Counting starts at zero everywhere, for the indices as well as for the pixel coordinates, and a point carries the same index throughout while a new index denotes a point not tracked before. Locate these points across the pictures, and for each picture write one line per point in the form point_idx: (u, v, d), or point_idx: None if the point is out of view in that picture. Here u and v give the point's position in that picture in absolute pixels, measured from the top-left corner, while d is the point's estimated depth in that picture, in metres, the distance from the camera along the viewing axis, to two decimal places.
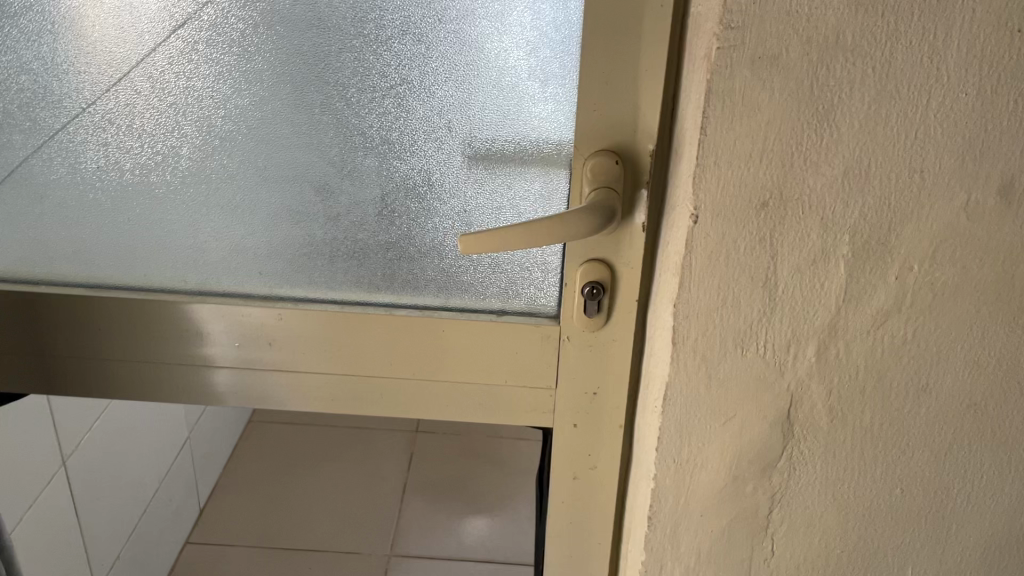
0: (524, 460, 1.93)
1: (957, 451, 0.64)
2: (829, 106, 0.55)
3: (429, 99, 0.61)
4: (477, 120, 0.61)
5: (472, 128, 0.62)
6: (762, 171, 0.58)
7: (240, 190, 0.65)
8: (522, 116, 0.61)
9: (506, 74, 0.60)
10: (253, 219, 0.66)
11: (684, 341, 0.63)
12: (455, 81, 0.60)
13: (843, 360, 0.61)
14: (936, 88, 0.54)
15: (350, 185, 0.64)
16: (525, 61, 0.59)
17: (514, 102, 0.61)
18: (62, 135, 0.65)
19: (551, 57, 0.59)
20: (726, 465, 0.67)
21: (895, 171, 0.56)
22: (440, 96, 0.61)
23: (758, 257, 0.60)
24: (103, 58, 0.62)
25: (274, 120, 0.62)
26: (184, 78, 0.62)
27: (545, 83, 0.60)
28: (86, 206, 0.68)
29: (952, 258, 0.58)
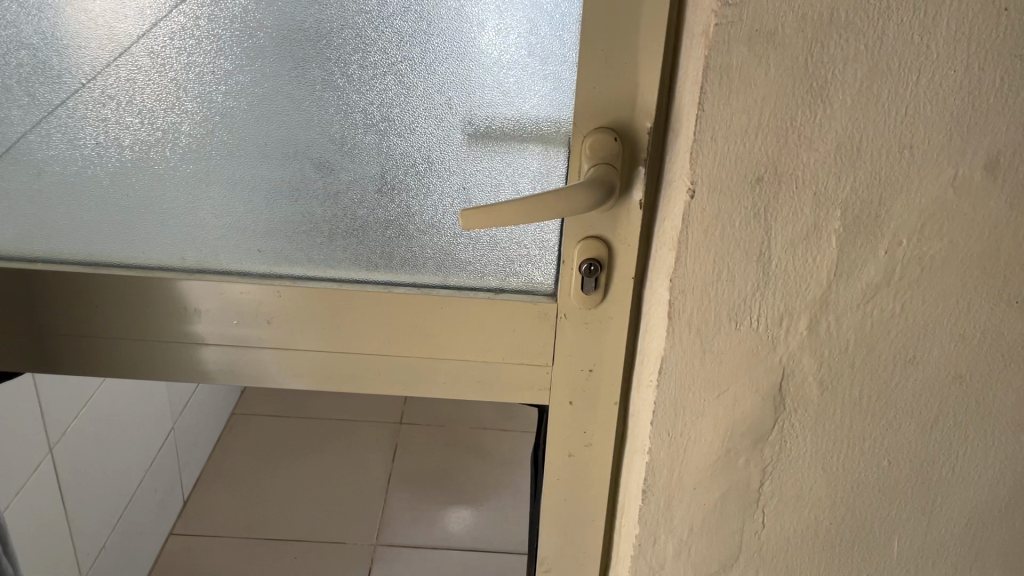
0: (508, 449, 1.88)
1: (942, 422, 0.68)
2: (823, 83, 0.57)
3: (430, 76, 0.62)
4: (476, 98, 0.63)
5: (471, 106, 0.63)
6: (758, 147, 0.59)
7: (239, 167, 0.66)
8: (521, 94, 0.63)
9: (506, 52, 0.61)
10: (252, 197, 0.68)
11: (679, 316, 0.65)
12: (457, 58, 0.62)
13: (834, 333, 0.65)
14: (926, 64, 0.56)
15: (351, 162, 0.66)
16: (525, 39, 0.61)
17: (514, 80, 0.62)
18: (61, 110, 0.66)
19: (551, 34, 0.61)
20: (720, 438, 0.69)
21: (886, 146, 0.59)
22: (441, 73, 0.62)
23: (752, 232, 0.62)
24: (103, 33, 0.63)
25: (274, 97, 0.64)
26: (185, 54, 0.63)
27: (544, 62, 0.62)
28: (85, 182, 0.69)
29: (940, 232, 0.61)
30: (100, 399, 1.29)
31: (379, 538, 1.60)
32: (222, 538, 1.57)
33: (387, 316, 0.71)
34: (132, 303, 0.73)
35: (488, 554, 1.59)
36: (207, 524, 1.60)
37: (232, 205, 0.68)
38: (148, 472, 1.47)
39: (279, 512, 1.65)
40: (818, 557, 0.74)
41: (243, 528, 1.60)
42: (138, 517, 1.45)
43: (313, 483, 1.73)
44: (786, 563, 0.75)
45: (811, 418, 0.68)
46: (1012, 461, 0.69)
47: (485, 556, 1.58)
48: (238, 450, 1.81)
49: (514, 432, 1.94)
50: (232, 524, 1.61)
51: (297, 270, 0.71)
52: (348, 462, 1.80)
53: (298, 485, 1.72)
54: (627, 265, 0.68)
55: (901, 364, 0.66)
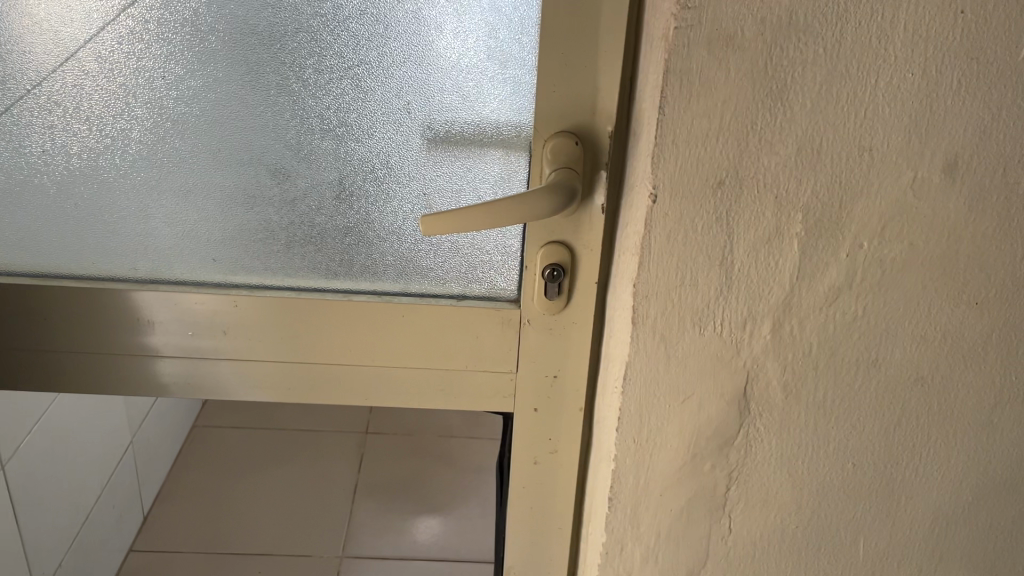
0: (478, 457, 1.87)
1: (905, 424, 0.68)
2: (783, 86, 0.57)
3: (387, 80, 0.61)
4: (435, 102, 0.62)
5: (430, 111, 0.62)
6: (718, 151, 0.58)
7: (193, 174, 0.65)
8: (481, 99, 0.62)
9: (465, 55, 0.61)
10: (206, 204, 0.66)
11: (643, 321, 0.64)
12: (415, 62, 0.61)
13: (797, 337, 0.64)
14: (885, 67, 0.56)
15: (308, 169, 0.64)
16: (484, 42, 0.60)
17: (473, 84, 0.62)
18: (5, 118, 0.64)
19: (510, 38, 0.60)
20: (686, 443, 0.69)
21: (846, 149, 0.59)
22: (398, 77, 0.61)
23: (715, 236, 0.61)
24: (48, 37, 0.61)
25: (228, 102, 0.62)
26: (134, 58, 0.61)
27: (503, 66, 0.61)
28: (31, 191, 0.66)
29: (900, 234, 0.61)
30: (56, 411, 1.26)
31: (346, 550, 1.58)
32: (184, 553, 1.54)
33: (347, 323, 0.70)
34: (82, 315, 0.71)
35: (455, 563, 1.57)
36: (168, 539, 1.57)
37: (185, 213, 0.66)
38: (105, 487, 1.44)
39: (242, 525, 1.62)
40: (785, 561, 0.74)
41: (205, 543, 1.56)
42: (96, 531, 1.41)
43: (277, 495, 1.70)
44: (753, 567, 0.74)
45: (775, 422, 0.68)
46: (974, 462, 0.70)
47: (453, 566, 1.57)
48: (200, 462, 1.78)
49: (482, 440, 1.93)
50: (193, 539, 1.57)
51: (255, 280, 0.70)
52: (313, 473, 1.78)
53: (262, 497, 1.69)
54: (591, 270, 0.67)
55: (864, 366, 0.66)
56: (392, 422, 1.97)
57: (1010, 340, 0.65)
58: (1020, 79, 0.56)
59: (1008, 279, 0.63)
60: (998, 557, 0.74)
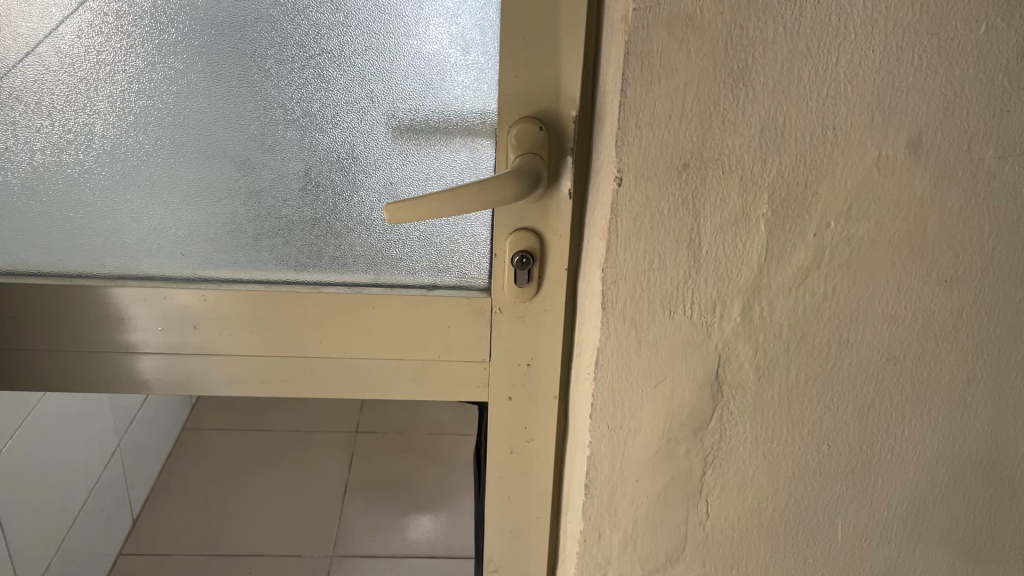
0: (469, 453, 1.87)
1: (878, 404, 0.68)
2: (744, 66, 0.57)
3: (349, 69, 0.61)
4: (398, 90, 0.62)
5: (394, 99, 0.62)
6: (682, 132, 0.58)
7: (157, 167, 0.64)
8: (444, 85, 0.62)
9: (426, 42, 0.60)
10: (172, 198, 0.66)
11: (613, 306, 0.64)
12: (376, 50, 0.61)
13: (767, 318, 0.64)
14: (845, 44, 0.56)
15: (273, 160, 0.64)
16: (446, 28, 0.60)
17: (436, 70, 0.61)
18: None
19: (472, 24, 0.60)
20: (660, 429, 0.68)
21: (809, 128, 0.59)
22: (360, 65, 0.61)
23: (681, 218, 0.61)
24: (8, 33, 0.61)
25: (190, 94, 0.62)
26: (94, 52, 0.61)
27: (466, 51, 0.61)
28: None
29: (867, 213, 0.61)
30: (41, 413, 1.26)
31: (336, 549, 1.58)
32: (174, 556, 1.53)
33: (319, 316, 0.70)
34: (52, 312, 0.70)
35: (446, 561, 1.57)
36: (158, 542, 1.56)
37: (151, 208, 0.66)
38: (93, 490, 1.44)
39: (232, 527, 1.61)
40: (763, 545, 0.74)
41: (195, 545, 1.56)
42: (85, 533, 1.41)
43: (267, 496, 1.70)
44: (731, 553, 0.74)
45: (749, 405, 0.68)
46: (950, 441, 0.69)
47: (445, 564, 1.56)
48: (190, 465, 1.77)
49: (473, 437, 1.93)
50: (184, 541, 1.57)
51: (224, 274, 0.69)
52: (303, 474, 1.77)
53: (252, 498, 1.69)
54: (561, 257, 0.67)
55: (835, 347, 0.66)
56: (382, 421, 1.97)
57: (982, 317, 0.65)
58: (980, 54, 0.57)
59: (978, 255, 0.63)
60: (980, 537, 0.73)
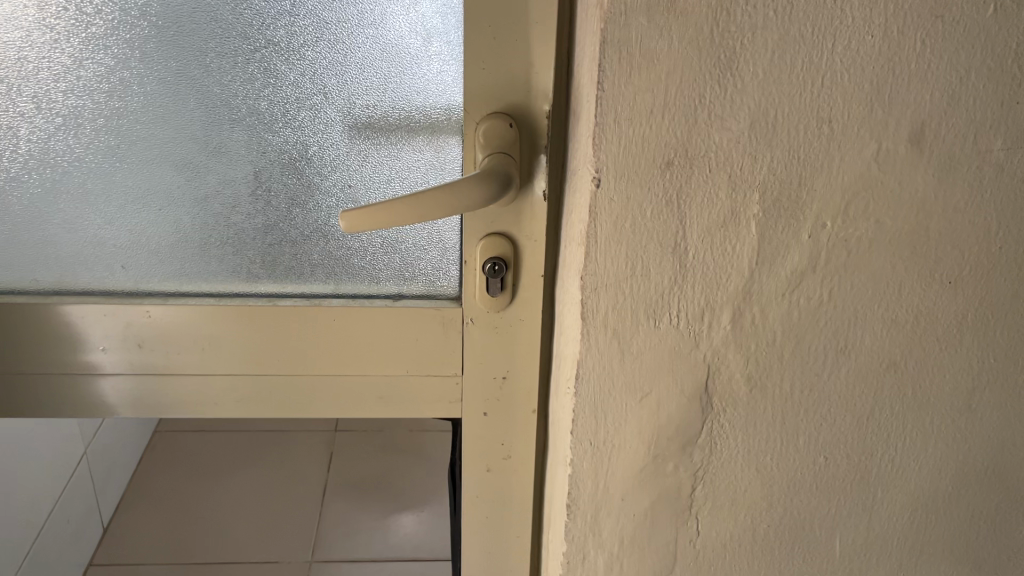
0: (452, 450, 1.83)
1: (877, 413, 0.64)
2: (732, 55, 0.51)
3: (299, 63, 0.56)
4: (354, 85, 0.56)
5: (349, 94, 0.57)
6: (665, 128, 0.53)
7: (92, 174, 0.59)
8: (404, 78, 0.56)
9: (384, 31, 0.55)
10: (109, 206, 0.60)
11: (593, 316, 0.59)
12: (328, 41, 0.55)
13: (759, 326, 0.60)
14: (841, 30, 0.51)
15: (217, 165, 0.59)
16: (404, 15, 0.54)
17: (395, 63, 0.56)
18: None
19: (433, 11, 0.54)
20: (646, 444, 0.64)
21: (803, 121, 0.54)
22: (311, 59, 0.56)
23: (665, 220, 0.56)
24: None
25: (123, 93, 0.56)
26: (15, 49, 0.55)
27: (427, 40, 0.55)
28: None
29: (866, 211, 0.56)
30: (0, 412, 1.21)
31: (316, 554, 1.53)
32: (147, 565, 1.48)
33: (276, 331, 0.65)
34: None
35: (429, 563, 1.53)
36: (130, 552, 1.51)
37: (86, 218, 0.61)
38: (59, 500, 1.38)
39: (208, 534, 1.56)
40: (757, 562, 0.70)
41: (171, 553, 1.51)
42: (51, 546, 1.35)
43: (244, 500, 1.65)
44: (723, 571, 0.70)
45: (740, 417, 0.63)
46: (955, 451, 0.65)
47: (429, 566, 1.52)
48: (164, 470, 1.72)
49: None
50: (157, 550, 1.52)
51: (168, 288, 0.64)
52: (281, 476, 1.72)
53: (228, 503, 1.64)
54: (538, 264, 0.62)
55: (831, 355, 0.61)
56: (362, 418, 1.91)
57: (988, 320, 0.60)
58: (987, 38, 0.52)
59: (984, 254, 0.58)
60: (984, 548, 0.70)
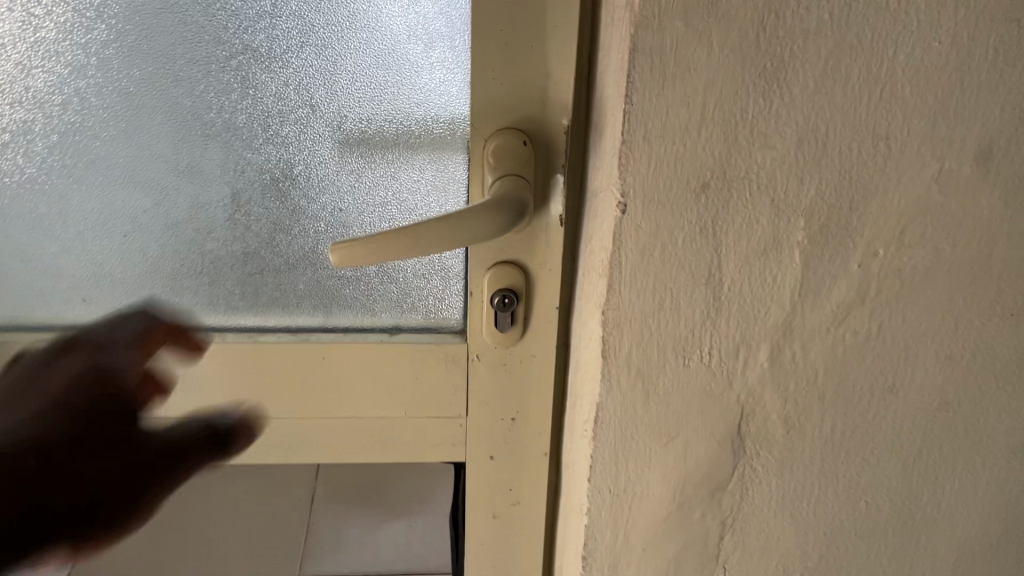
0: None
1: (925, 455, 0.58)
2: (780, 63, 0.45)
3: (285, 75, 0.53)
4: (344, 98, 0.54)
5: (339, 108, 0.54)
6: (701, 146, 0.47)
7: (66, 195, 0.57)
8: (400, 88, 0.53)
9: (377, 41, 0.52)
10: (84, 228, 0.58)
11: (615, 355, 0.53)
12: (317, 52, 0.53)
13: (799, 364, 0.54)
14: (904, 36, 0.45)
15: (200, 180, 0.56)
16: (401, 20, 0.51)
17: (390, 74, 0.53)
18: None
19: (433, 16, 0.51)
20: (672, 491, 0.58)
21: (857, 139, 0.47)
22: (299, 71, 0.53)
23: (699, 249, 0.50)
24: None
25: (99, 109, 0.54)
26: None
27: (428, 48, 0.52)
28: None
29: (923, 238, 0.50)
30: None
31: None
32: None
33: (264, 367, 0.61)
34: None
35: None
36: None
37: (62, 240, 0.58)
38: None
39: None
40: None
41: None
42: None
43: None
44: None
45: (774, 462, 0.57)
46: (1008, 493, 0.60)
47: None
48: None
49: None
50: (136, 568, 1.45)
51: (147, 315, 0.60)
52: None
53: None
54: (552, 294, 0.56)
55: (877, 394, 0.55)
56: None
57: None
58: None
59: None
60: None
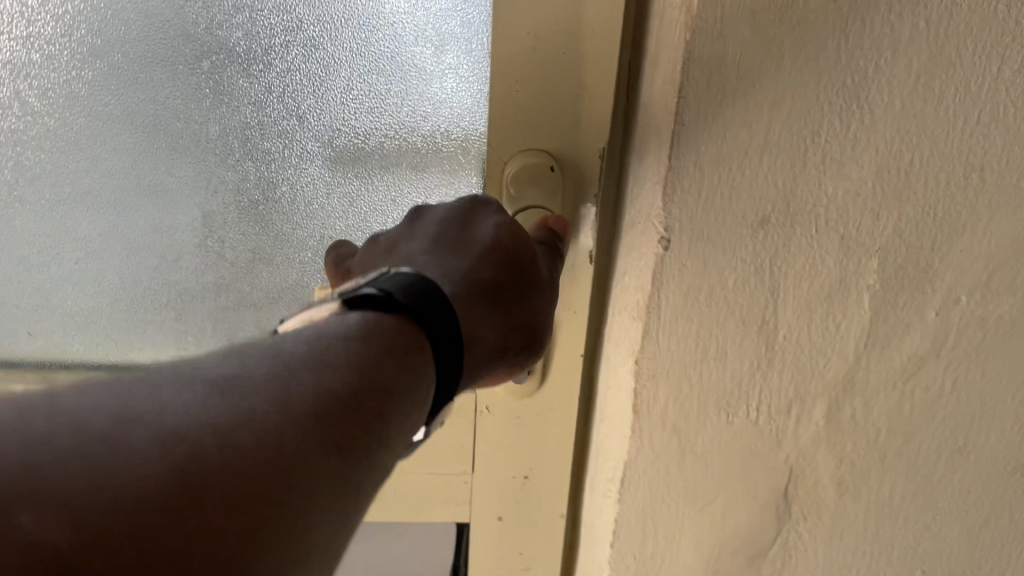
0: None
1: (997, 527, 0.50)
2: (861, 79, 0.38)
3: (281, 88, 0.55)
4: (338, 112, 0.55)
5: (333, 122, 0.55)
6: (762, 174, 0.40)
7: (59, 205, 0.58)
8: (401, 93, 0.54)
9: (377, 52, 0.53)
10: (75, 239, 0.59)
11: (650, 411, 0.47)
12: (315, 66, 0.54)
13: (860, 423, 0.47)
14: (1013, 49, 0.37)
15: (188, 185, 0.57)
16: (405, 29, 0.53)
17: (387, 85, 0.54)
18: None
19: (437, 27, 0.52)
20: (705, 557, 0.51)
21: (947, 169, 0.40)
22: (295, 84, 0.55)
23: (753, 293, 0.43)
24: None
25: (94, 121, 0.56)
26: None
27: (436, 56, 0.53)
28: None
29: (1013, 285, 0.43)
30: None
31: None
32: None
33: None
34: None
35: None
36: None
37: (53, 251, 0.60)
38: None
39: None
40: None
41: None
42: None
43: None
44: None
45: (823, 530, 0.50)
46: None
47: None
48: None
49: None
50: None
51: (135, 326, 0.62)
52: None
53: None
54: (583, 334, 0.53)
55: (946, 458, 0.48)
56: None
57: None
58: None
59: None
60: None
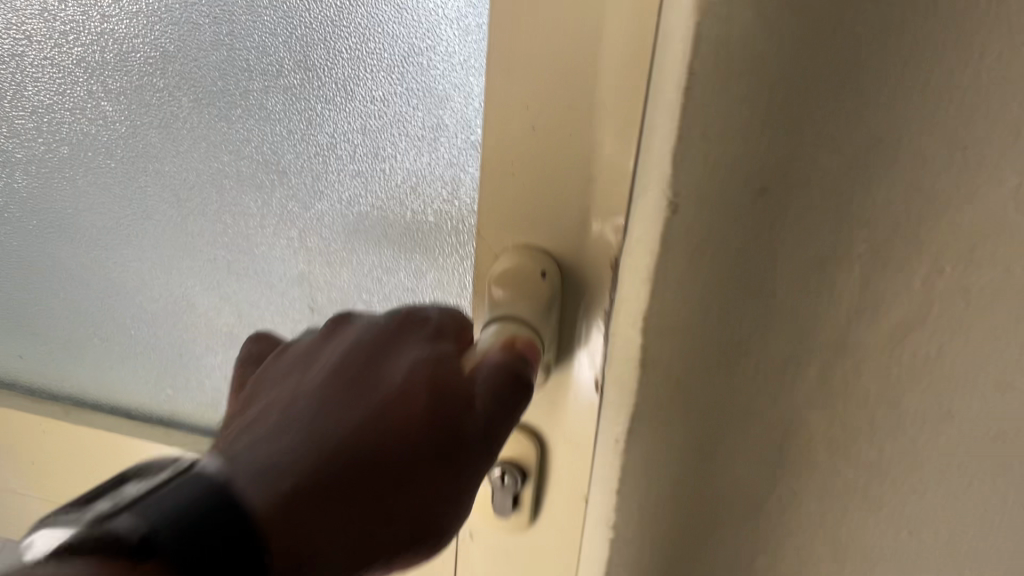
0: None
1: (984, 496, 0.53)
2: (854, 61, 0.42)
3: (336, 114, 0.69)
4: (373, 137, 0.68)
5: (371, 145, 0.68)
6: (762, 146, 0.44)
7: (174, 182, 0.78)
8: (428, 125, 0.65)
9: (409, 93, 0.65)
10: (185, 212, 0.79)
11: (656, 363, 0.51)
12: (361, 100, 0.67)
13: (850, 384, 0.50)
14: (993, 37, 0.41)
15: (261, 184, 0.75)
16: (432, 73, 0.63)
17: (411, 119, 0.65)
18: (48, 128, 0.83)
19: (458, 74, 0.62)
20: (704, 507, 0.55)
21: (932, 147, 0.44)
22: (347, 109, 0.68)
23: (751, 257, 0.47)
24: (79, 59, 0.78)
25: (205, 125, 0.75)
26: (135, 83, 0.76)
27: (460, 98, 0.62)
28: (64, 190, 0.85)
29: (995, 258, 0.46)
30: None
31: None
32: None
33: None
34: None
35: None
36: None
37: (170, 220, 0.80)
38: None
39: None
40: None
41: None
42: None
43: None
44: None
45: (814, 486, 0.54)
46: None
47: None
48: None
49: None
50: None
51: (227, 281, 0.81)
52: None
53: None
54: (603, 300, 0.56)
55: (932, 423, 0.51)
56: None
57: None
58: None
59: None
60: None
